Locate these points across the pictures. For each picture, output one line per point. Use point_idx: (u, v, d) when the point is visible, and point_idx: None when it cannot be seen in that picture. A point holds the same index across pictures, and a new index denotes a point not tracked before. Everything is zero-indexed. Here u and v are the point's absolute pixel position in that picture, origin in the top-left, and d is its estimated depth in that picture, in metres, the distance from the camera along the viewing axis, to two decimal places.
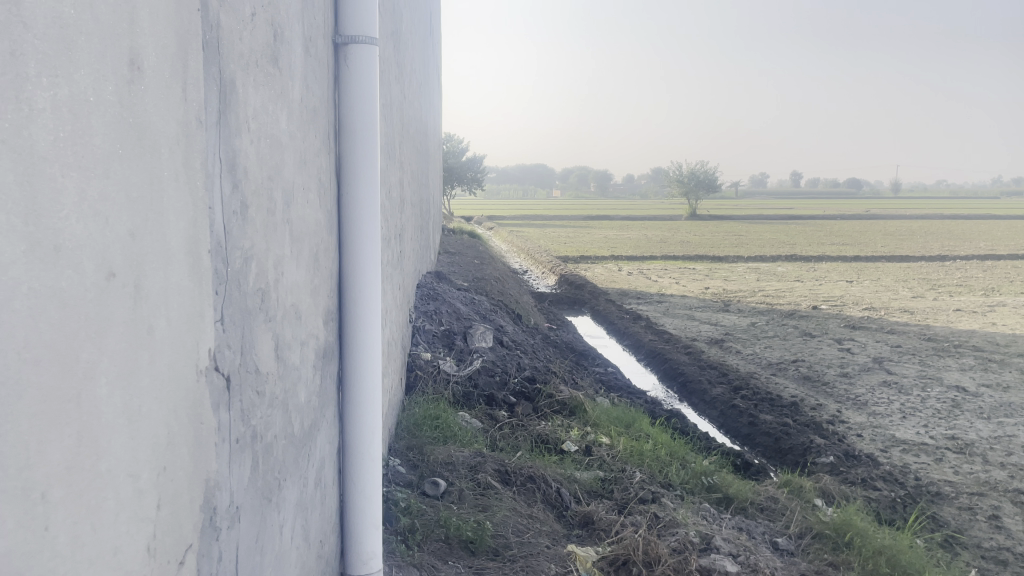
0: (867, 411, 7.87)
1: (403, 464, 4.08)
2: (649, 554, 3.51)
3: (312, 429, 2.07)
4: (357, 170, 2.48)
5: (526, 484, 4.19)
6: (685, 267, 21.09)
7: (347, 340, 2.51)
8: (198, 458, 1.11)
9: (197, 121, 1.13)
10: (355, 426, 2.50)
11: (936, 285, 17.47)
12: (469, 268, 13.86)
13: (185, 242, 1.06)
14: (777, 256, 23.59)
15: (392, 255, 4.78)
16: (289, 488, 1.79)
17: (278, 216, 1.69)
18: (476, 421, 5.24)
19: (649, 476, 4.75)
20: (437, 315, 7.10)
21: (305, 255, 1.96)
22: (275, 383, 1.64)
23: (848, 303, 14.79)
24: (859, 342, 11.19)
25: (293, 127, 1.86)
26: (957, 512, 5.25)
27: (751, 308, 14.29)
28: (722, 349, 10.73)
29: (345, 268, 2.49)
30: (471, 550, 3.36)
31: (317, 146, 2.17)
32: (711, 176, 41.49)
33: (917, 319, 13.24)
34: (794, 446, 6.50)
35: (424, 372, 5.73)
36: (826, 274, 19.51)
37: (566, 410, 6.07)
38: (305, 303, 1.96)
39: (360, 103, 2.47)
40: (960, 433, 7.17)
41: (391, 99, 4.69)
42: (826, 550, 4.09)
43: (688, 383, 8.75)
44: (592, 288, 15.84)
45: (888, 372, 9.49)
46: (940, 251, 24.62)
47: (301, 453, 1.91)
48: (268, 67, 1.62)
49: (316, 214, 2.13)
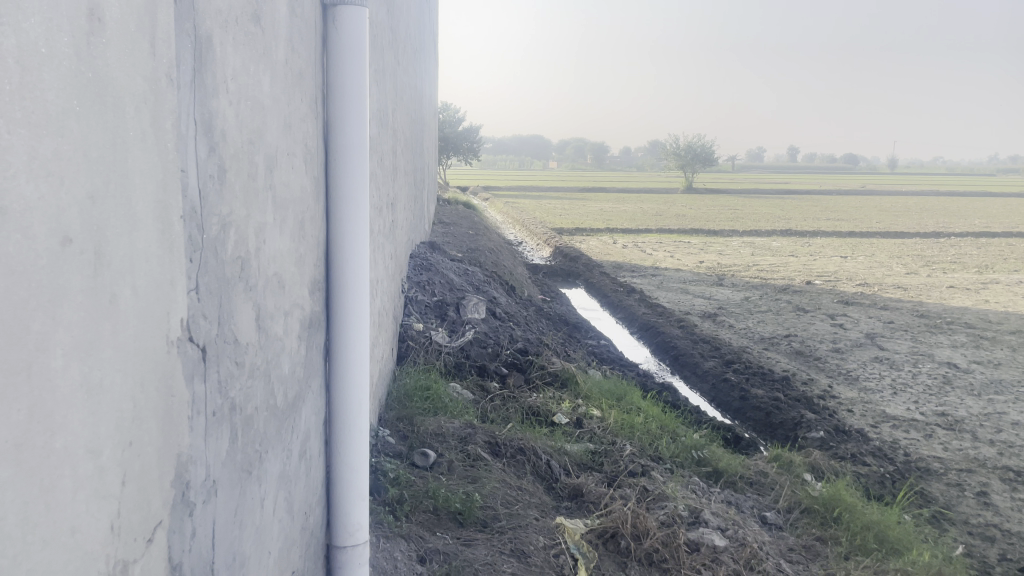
0: (858, 386, 7.89)
1: (392, 434, 4.06)
2: (638, 528, 3.51)
3: (297, 400, 2.04)
4: (346, 139, 2.42)
5: (516, 456, 4.18)
6: (679, 241, 21.08)
7: (334, 311, 2.46)
8: (169, 432, 1.07)
9: (168, 78, 1.07)
10: (342, 398, 2.47)
11: (929, 261, 17.47)
12: (463, 239, 13.80)
13: (153, 208, 1.01)
14: (772, 230, 23.57)
15: (384, 224, 4.72)
16: (271, 461, 1.75)
17: (259, 182, 1.63)
18: (467, 393, 5.22)
19: (640, 449, 4.75)
20: (430, 285, 7.05)
21: (289, 223, 1.91)
22: (256, 354, 1.60)
23: (843, 279, 14.80)
24: (852, 318, 11.20)
25: (276, 90, 1.79)
26: (946, 489, 5.28)
27: (745, 282, 14.29)
28: (715, 323, 10.73)
29: (333, 238, 2.44)
30: (459, 522, 3.35)
31: (304, 110, 2.11)
32: (709, 149, 41.25)
33: (911, 295, 13.25)
34: (784, 421, 6.51)
35: (416, 343, 5.70)
36: (821, 249, 19.49)
37: (558, 382, 6.07)
38: (289, 273, 1.91)
39: (349, 67, 2.40)
40: (950, 409, 7.19)
41: (384, 64, 4.60)
42: (814, 525, 4.10)
43: (681, 357, 8.75)
44: (586, 260, 15.82)
45: (880, 348, 9.51)
46: (934, 228, 24.60)
47: (284, 426, 1.87)
48: (249, 26, 1.55)
49: (301, 180, 2.07)
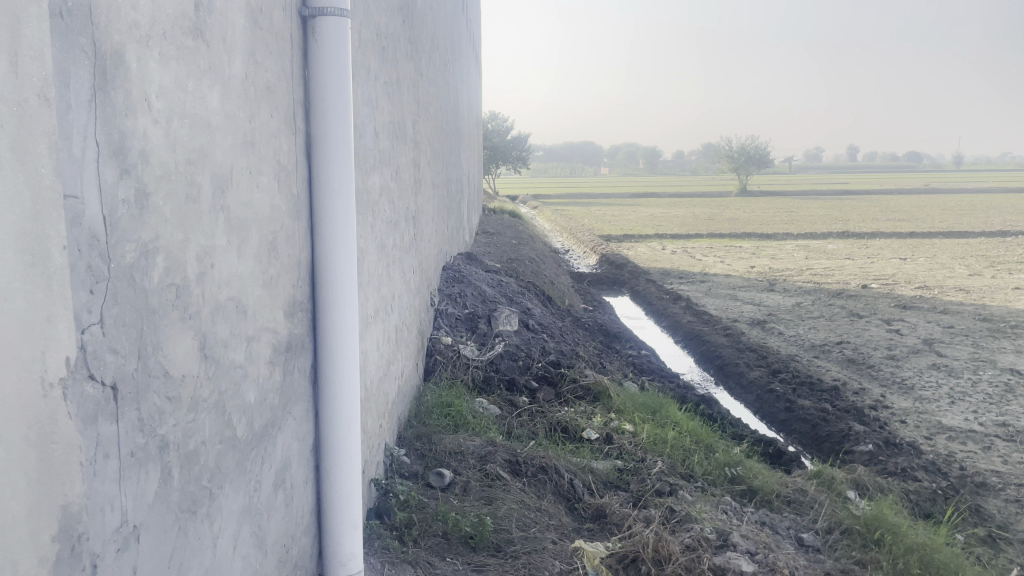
0: (913, 396, 7.53)
1: (409, 453, 3.98)
2: (659, 552, 3.33)
3: (270, 428, 1.96)
4: (327, 157, 2.34)
5: (537, 475, 4.04)
6: (730, 246, 20.64)
7: (320, 333, 2.39)
8: (47, 480, 1.01)
9: (38, 99, 1.01)
10: (330, 424, 2.39)
11: (995, 262, 16.72)
12: (505, 249, 13.73)
13: (17, 240, 0.96)
14: (827, 233, 22.92)
15: (404, 238, 4.64)
16: (229, 496, 1.67)
17: (205, 203, 1.55)
18: (494, 408, 5.11)
19: (670, 467, 4.57)
20: (462, 298, 6.96)
21: (252, 245, 1.82)
22: (201, 386, 1.51)
23: (901, 282, 14.24)
24: (909, 323, 10.75)
25: (231, 107, 1.71)
26: (1004, 506, 4.96)
27: (797, 287, 13.87)
28: (763, 330, 10.41)
29: (318, 258, 2.36)
30: (471, 546, 3.23)
31: (274, 125, 2.02)
32: (762, 151, 40.43)
33: (973, 298, 12.66)
34: (831, 434, 6.23)
35: (444, 357, 5.62)
36: (879, 251, 18.86)
37: (590, 396, 5.91)
38: (254, 297, 1.83)
39: (330, 83, 2.32)
40: (1012, 419, 6.80)
41: (401, 75, 4.53)
42: (855, 547, 3.86)
43: (725, 366, 8.50)
44: (632, 268, 15.57)
45: (938, 355, 9.08)
46: (1001, 227, 23.58)
47: (248, 458, 1.79)
48: (187, 40, 1.47)
49: (272, 199, 1.99)
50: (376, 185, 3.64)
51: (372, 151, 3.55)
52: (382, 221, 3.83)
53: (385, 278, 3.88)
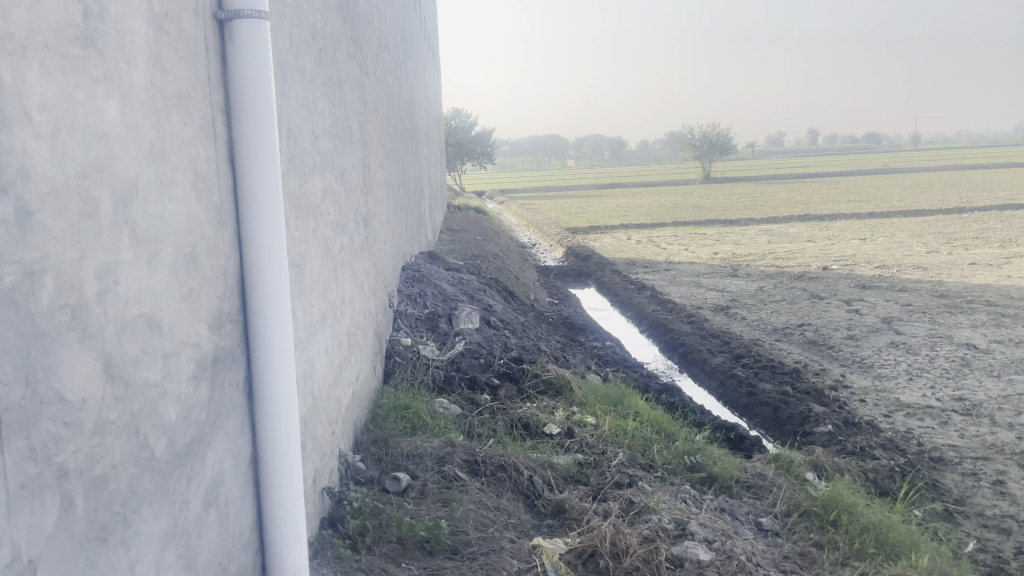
0: (873, 374, 7.63)
1: (365, 458, 3.93)
2: (617, 546, 3.32)
3: (197, 445, 1.90)
4: (251, 164, 2.29)
5: (496, 474, 4.02)
6: (694, 233, 20.78)
7: (253, 344, 2.34)
8: None
9: None
10: (268, 437, 2.36)
11: (952, 239, 17.01)
12: (469, 246, 13.67)
13: None
14: (789, 216, 23.17)
15: (354, 240, 4.58)
16: (148, 521, 1.62)
17: (104, 218, 1.49)
18: (454, 407, 5.07)
19: (630, 458, 4.57)
20: (421, 297, 6.90)
21: (166, 258, 1.77)
22: (108, 408, 1.46)
23: (861, 262, 14.43)
24: (868, 302, 10.90)
25: (133, 116, 1.65)
26: (960, 479, 5.04)
27: (760, 272, 13.99)
28: (727, 316, 10.49)
29: (246, 267, 2.31)
30: (427, 551, 3.19)
31: (188, 133, 1.96)
32: (723, 137, 40.79)
33: (931, 275, 12.89)
34: (792, 416, 6.29)
35: (403, 359, 5.56)
36: (839, 232, 19.12)
37: (552, 390, 5.90)
38: (169, 312, 1.77)
39: (250, 87, 2.27)
40: (968, 393, 6.92)
41: (342, 74, 4.45)
42: (812, 529, 3.89)
43: (689, 354, 8.54)
44: (597, 259, 15.60)
45: (896, 332, 9.23)
46: (957, 203, 24.02)
47: (171, 478, 1.74)
48: (74, 49, 1.42)
49: (189, 211, 1.93)
50: (317, 188, 3.58)
51: (311, 154, 3.49)
52: (327, 225, 3.77)
53: (332, 283, 3.82)
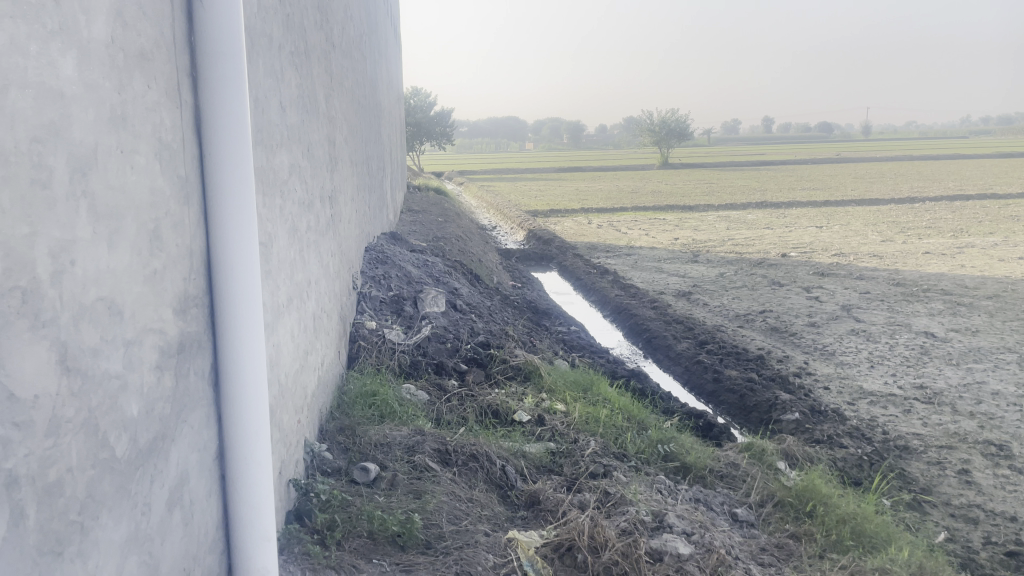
0: (834, 361, 7.68)
1: (332, 447, 3.77)
2: (595, 540, 3.22)
3: (160, 442, 1.73)
4: (221, 136, 2.11)
5: (468, 464, 3.90)
6: (654, 218, 20.81)
7: (220, 330, 2.17)
8: None
9: None
10: (235, 429, 2.20)
11: (905, 228, 17.31)
12: (430, 227, 13.44)
13: None
14: (747, 203, 23.35)
15: (320, 219, 4.38)
16: (108, 527, 1.45)
17: (59, 189, 1.31)
18: (422, 393, 4.93)
19: (603, 447, 4.48)
20: (386, 279, 6.71)
21: (127, 235, 1.59)
22: (63, 403, 1.29)
23: (819, 250, 14.58)
24: (828, 290, 11.01)
25: (92, 76, 1.46)
26: (927, 468, 5.07)
27: (720, 258, 14.04)
28: (689, 302, 10.49)
29: (214, 247, 2.14)
30: (399, 546, 3.05)
31: (153, 98, 1.78)
32: (683, 122, 40.98)
33: (887, 263, 13.07)
34: (759, 403, 6.28)
35: (368, 343, 5.38)
36: (796, 220, 19.32)
37: (521, 376, 5.78)
38: (130, 296, 1.59)
39: (222, 51, 2.08)
40: (929, 381, 6.99)
41: (309, 44, 4.23)
42: (788, 520, 3.85)
43: (653, 339, 8.51)
44: (558, 243, 15.50)
45: (856, 320, 9.32)
46: (909, 194, 24.48)
47: (132, 479, 1.57)
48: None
49: (153, 183, 1.75)
50: (284, 163, 3.38)
51: (278, 127, 3.29)
52: (293, 202, 3.58)
53: (299, 264, 3.64)
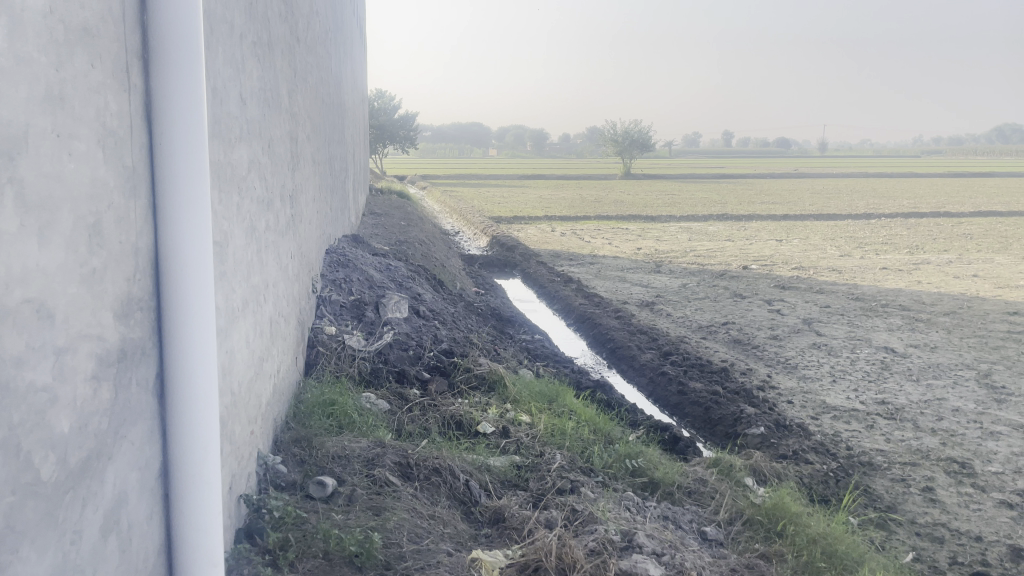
0: (797, 375, 7.66)
1: (287, 460, 3.57)
2: (563, 560, 3.07)
3: (95, 460, 1.55)
4: (174, 125, 1.94)
5: (430, 478, 3.74)
6: (617, 227, 20.79)
7: (168, 337, 1.99)
8: None
9: None
10: (182, 441, 2.01)
11: (862, 243, 17.54)
12: (392, 231, 13.16)
13: None
14: (708, 215, 23.48)
15: (279, 220, 4.18)
16: (31, 562, 1.28)
17: None
18: (382, 403, 4.75)
19: (570, 461, 4.36)
20: (347, 283, 6.52)
21: (62, 230, 1.41)
22: None
23: (779, 263, 14.64)
24: (788, 303, 11.06)
25: (23, 46, 1.29)
26: (891, 485, 5.04)
27: (683, 269, 14.02)
28: (653, 312, 10.43)
29: (163, 248, 1.96)
30: (356, 567, 2.86)
31: (98, 79, 1.61)
32: (646, 134, 41.19)
33: (846, 278, 13.18)
34: (723, 416, 6.22)
35: (327, 349, 5.17)
36: (756, 232, 19.49)
37: (484, 385, 5.63)
38: (64, 298, 1.42)
39: (176, 33, 1.91)
40: (891, 396, 7.00)
41: (272, 37, 4.04)
42: (757, 539, 3.77)
43: (617, 349, 8.43)
44: (522, 250, 15.33)
45: (818, 333, 9.35)
46: (865, 210, 24.88)
47: (61, 504, 1.39)
48: None
49: (95, 173, 1.58)
50: (242, 158, 3.19)
51: (238, 120, 3.11)
52: (251, 200, 3.38)
53: (256, 266, 3.44)
